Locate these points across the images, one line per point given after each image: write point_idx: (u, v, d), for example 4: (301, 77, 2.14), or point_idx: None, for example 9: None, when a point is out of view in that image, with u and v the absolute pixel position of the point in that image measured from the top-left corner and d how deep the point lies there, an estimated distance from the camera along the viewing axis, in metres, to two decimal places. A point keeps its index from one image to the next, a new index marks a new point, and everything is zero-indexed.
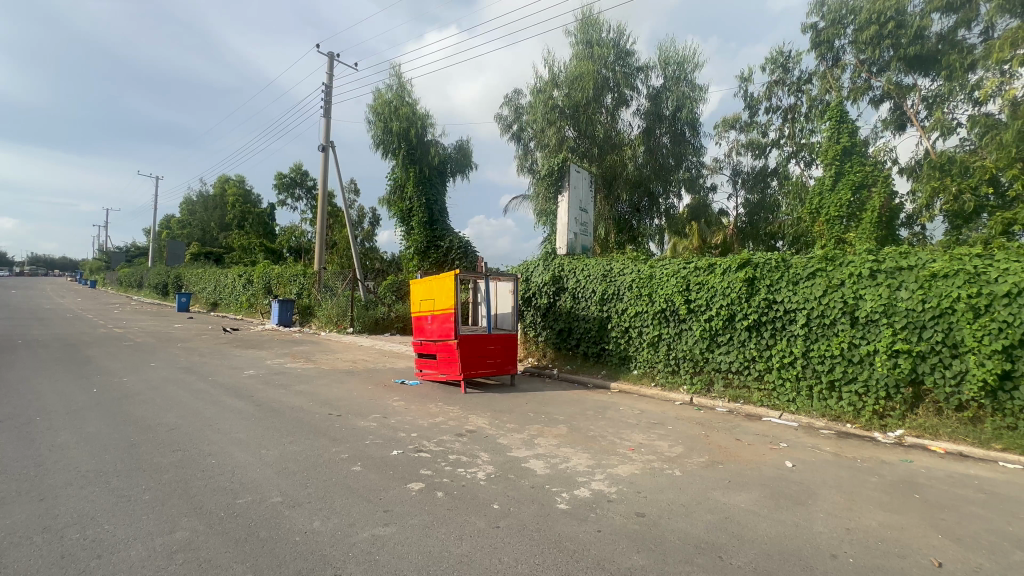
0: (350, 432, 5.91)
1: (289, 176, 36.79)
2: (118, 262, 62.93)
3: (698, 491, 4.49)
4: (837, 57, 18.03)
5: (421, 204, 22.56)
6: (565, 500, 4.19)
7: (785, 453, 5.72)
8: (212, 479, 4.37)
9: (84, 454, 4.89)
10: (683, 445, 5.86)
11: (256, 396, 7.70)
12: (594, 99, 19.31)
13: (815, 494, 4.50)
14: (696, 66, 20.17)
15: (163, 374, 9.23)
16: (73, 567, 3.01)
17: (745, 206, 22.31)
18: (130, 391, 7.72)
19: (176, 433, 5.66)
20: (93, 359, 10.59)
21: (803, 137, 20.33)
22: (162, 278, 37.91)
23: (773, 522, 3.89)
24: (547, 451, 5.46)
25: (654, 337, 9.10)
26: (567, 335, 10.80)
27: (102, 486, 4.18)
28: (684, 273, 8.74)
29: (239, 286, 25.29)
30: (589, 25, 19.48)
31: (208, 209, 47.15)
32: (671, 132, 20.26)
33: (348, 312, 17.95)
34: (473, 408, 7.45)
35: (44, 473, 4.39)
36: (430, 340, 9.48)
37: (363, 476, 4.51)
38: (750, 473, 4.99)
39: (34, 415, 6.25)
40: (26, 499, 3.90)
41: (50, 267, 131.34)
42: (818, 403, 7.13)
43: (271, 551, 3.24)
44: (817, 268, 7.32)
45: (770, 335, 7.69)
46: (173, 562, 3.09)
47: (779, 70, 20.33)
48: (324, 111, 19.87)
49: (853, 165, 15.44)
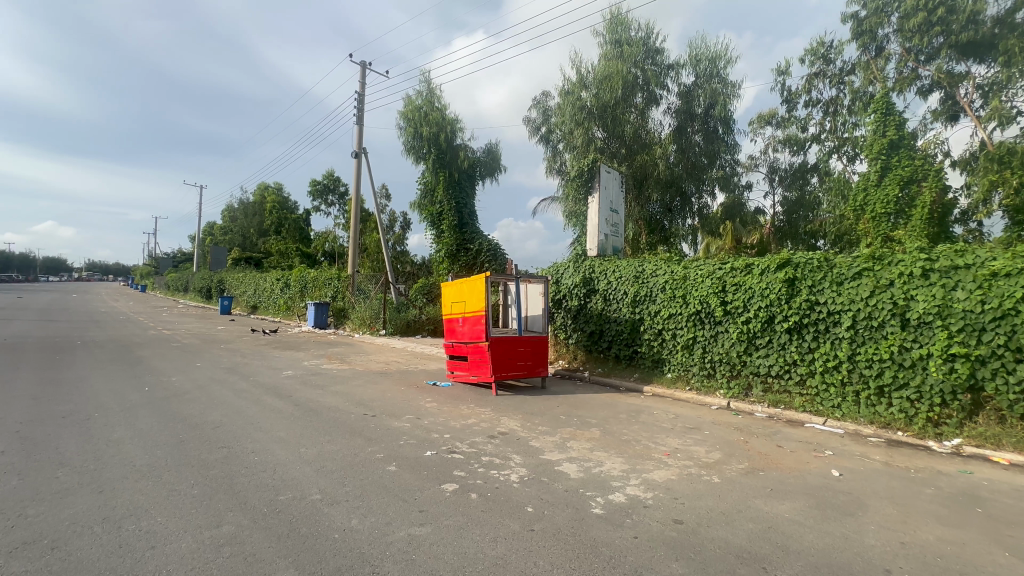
0: (384, 432, 6.02)
1: (322, 183, 37.92)
2: (166, 266, 65.80)
3: (739, 499, 4.34)
4: (880, 47, 17.22)
5: (451, 208, 22.81)
6: (600, 505, 4.13)
7: (831, 461, 5.47)
8: (255, 476, 4.52)
9: (137, 450, 5.14)
10: (721, 451, 5.70)
11: (295, 397, 7.94)
12: (623, 99, 19.01)
13: (864, 505, 4.28)
14: (728, 61, 19.71)
15: (207, 374, 9.63)
16: (130, 556, 3.17)
17: (783, 204, 21.59)
18: (178, 390, 8.09)
19: (221, 432, 5.87)
20: (143, 359, 11.17)
21: (846, 131, 19.47)
22: (205, 282, 39.80)
23: (820, 534, 3.72)
24: (580, 455, 5.40)
25: (688, 340, 8.90)
26: (598, 338, 10.67)
27: (154, 480, 4.39)
28: (719, 274, 8.52)
29: (276, 289, 26.18)
30: (618, 25, 19.31)
31: (247, 215, 48.89)
32: (704, 130, 19.87)
33: (380, 314, 18.36)
34: (504, 410, 7.45)
35: (101, 467, 4.63)
36: (461, 342, 9.58)
37: (397, 476, 4.58)
38: (793, 481, 4.79)
39: (91, 411, 6.63)
40: (87, 490, 4.14)
41: (105, 273, 139.80)
42: (865, 410, 6.79)
43: (312, 547, 3.33)
44: (863, 268, 6.98)
45: (813, 338, 7.37)
46: (221, 554, 3.21)
47: (819, 61, 19.54)
48: (356, 118, 20.34)
49: (901, 159, 14.61)
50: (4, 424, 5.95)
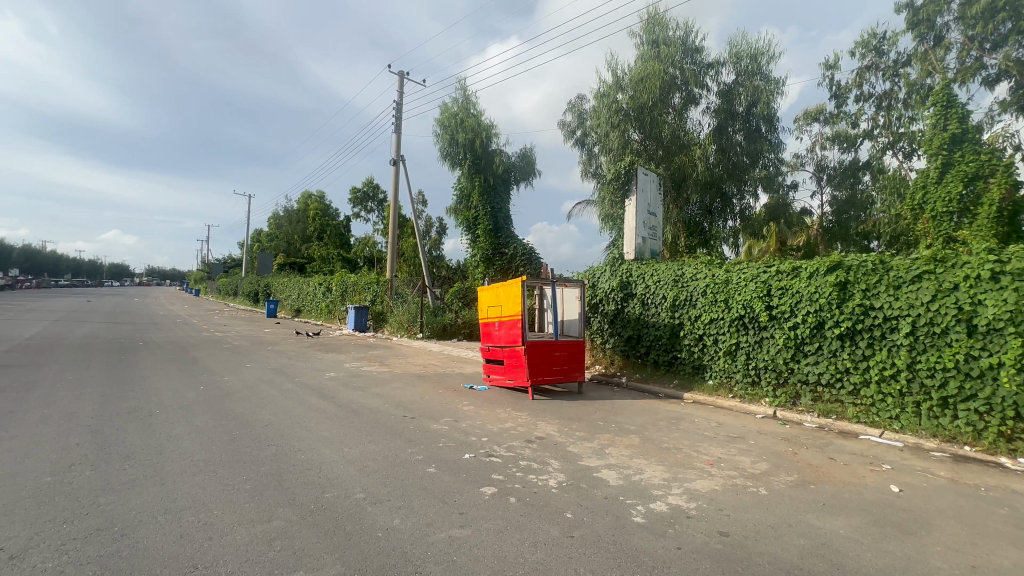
0: (423, 434, 6.12)
1: (362, 190, 39.14)
2: (218, 271, 69.50)
3: (789, 513, 4.14)
4: (940, 36, 16.23)
5: (487, 213, 23.01)
6: (640, 513, 4.04)
7: (888, 475, 5.16)
8: (302, 473, 4.70)
9: (195, 445, 5.44)
10: (768, 462, 5.47)
11: (337, 397, 8.20)
12: (660, 100, 18.70)
13: (929, 524, 4.00)
14: (771, 57, 19.06)
15: (256, 374, 10.09)
16: (191, 545, 3.36)
17: (832, 204, 20.63)
18: (229, 390, 8.51)
19: (270, 430, 6.14)
20: (198, 360, 11.83)
21: (902, 125, 18.41)
22: (253, 286, 41.72)
23: (878, 553, 3.51)
24: (619, 462, 5.31)
25: (730, 346, 8.63)
26: (636, 343, 10.49)
27: (210, 474, 4.64)
28: (764, 277, 8.20)
29: (319, 293, 27.14)
30: (655, 25, 19.04)
31: (291, 221, 50.98)
32: (745, 129, 19.27)
33: (418, 318, 18.68)
34: (541, 415, 7.43)
35: (164, 461, 4.94)
36: (497, 346, 9.63)
37: (437, 478, 4.64)
38: (847, 497, 4.54)
39: (153, 408, 7.08)
40: (153, 481, 4.43)
41: (163, 278, 149.02)
42: (927, 422, 6.37)
43: (357, 544, 3.42)
44: (923, 271, 6.54)
45: (867, 345, 6.98)
46: (273, 548, 3.34)
47: (871, 54, 18.59)
48: (395, 126, 20.91)
49: (965, 154, 13.64)
50: (78, 418, 6.44)
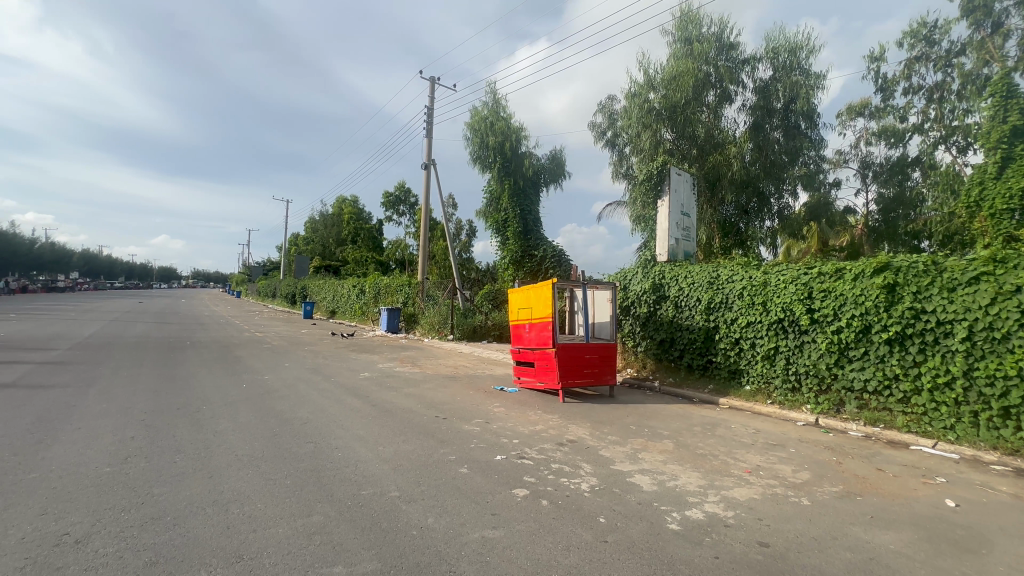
0: (455, 435, 6.19)
1: (395, 194, 39.91)
2: (258, 273, 72.17)
3: (834, 525, 3.97)
4: (998, 23, 15.27)
5: (516, 215, 23.07)
6: (676, 520, 3.96)
7: (942, 489, 4.87)
8: (340, 471, 4.84)
9: (239, 440, 5.69)
10: (810, 471, 5.26)
11: (371, 397, 8.38)
12: (694, 98, 18.31)
13: (989, 542, 3.75)
14: (811, 50, 18.37)
15: (295, 373, 10.44)
16: (236, 536, 3.51)
17: (877, 202, 19.69)
18: (270, 388, 8.85)
19: (309, 427, 6.35)
20: (240, 359, 12.34)
21: (955, 118, 17.39)
22: (291, 288, 43.17)
23: (934, 571, 3.31)
24: (653, 467, 5.22)
25: (769, 350, 8.34)
26: (669, 346, 10.30)
27: (254, 468, 4.84)
28: (804, 280, 7.90)
29: (353, 295, 27.83)
30: (688, 22, 18.67)
31: (326, 225, 52.47)
32: (784, 125, 18.62)
33: (448, 319, 18.89)
34: (573, 418, 7.37)
35: (210, 455, 5.18)
36: (528, 349, 9.64)
37: (470, 479, 4.69)
38: (898, 510, 4.31)
39: (200, 404, 7.43)
40: (201, 474, 4.65)
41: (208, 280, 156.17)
42: (987, 433, 5.98)
43: (393, 541, 3.49)
44: (982, 272, 6.14)
45: (919, 351, 6.61)
46: (313, 542, 3.45)
47: (921, 44, 17.66)
48: (426, 131, 21.25)
49: None
50: (133, 413, 6.83)
